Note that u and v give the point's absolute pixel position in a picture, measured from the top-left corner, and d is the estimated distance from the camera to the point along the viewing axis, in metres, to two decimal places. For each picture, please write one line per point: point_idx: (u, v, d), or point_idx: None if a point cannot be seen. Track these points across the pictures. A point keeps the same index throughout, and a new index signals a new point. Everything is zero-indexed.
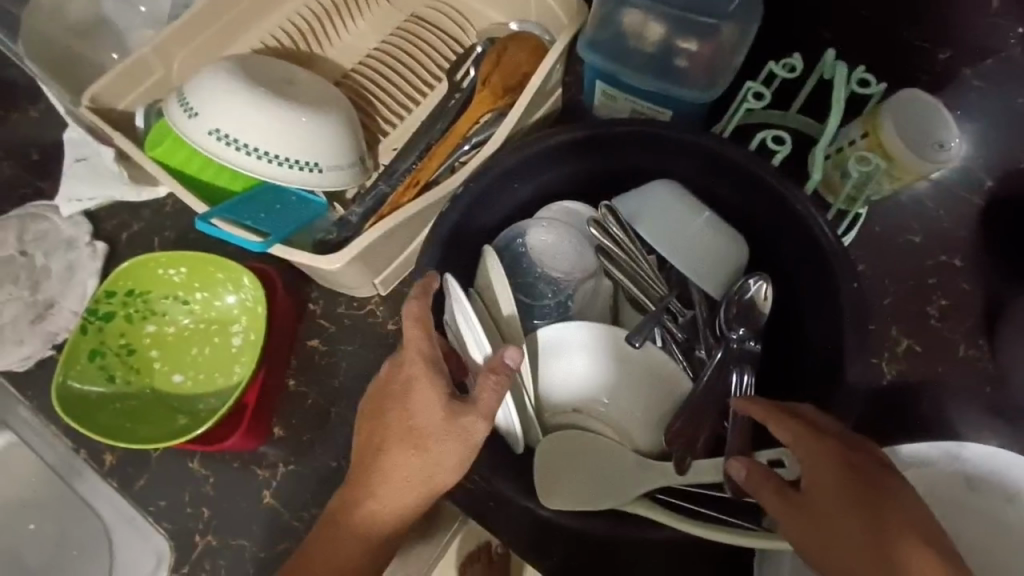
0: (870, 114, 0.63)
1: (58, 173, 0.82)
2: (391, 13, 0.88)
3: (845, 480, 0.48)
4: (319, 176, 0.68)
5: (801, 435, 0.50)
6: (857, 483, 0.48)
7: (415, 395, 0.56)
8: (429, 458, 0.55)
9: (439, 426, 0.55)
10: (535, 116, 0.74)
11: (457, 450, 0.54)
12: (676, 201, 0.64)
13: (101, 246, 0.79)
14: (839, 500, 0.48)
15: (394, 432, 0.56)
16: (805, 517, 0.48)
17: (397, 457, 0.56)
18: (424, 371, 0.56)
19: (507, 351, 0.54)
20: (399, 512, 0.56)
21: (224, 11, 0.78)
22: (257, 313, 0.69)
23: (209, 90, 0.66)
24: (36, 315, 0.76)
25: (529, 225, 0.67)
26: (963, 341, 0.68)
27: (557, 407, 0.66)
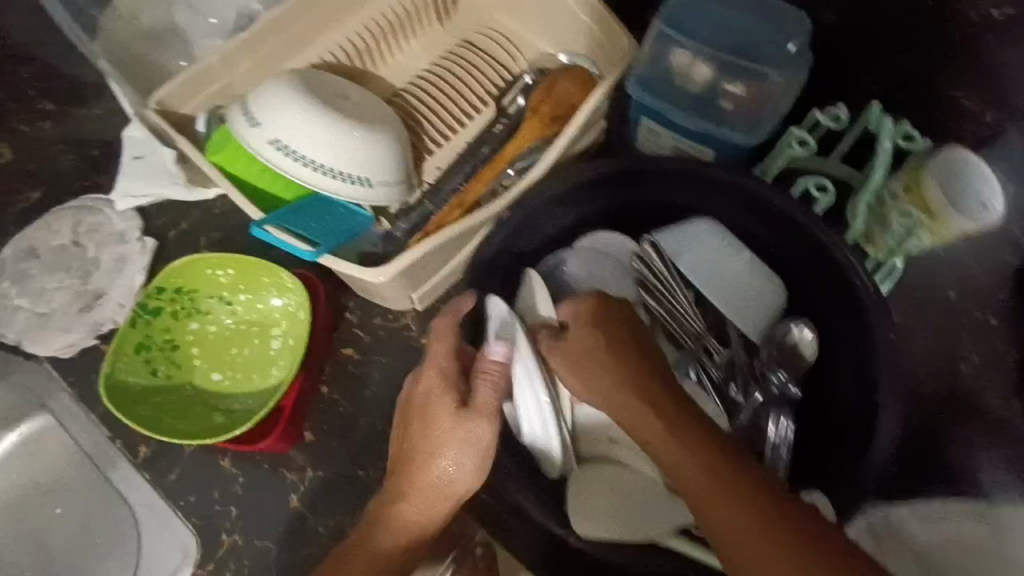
0: (915, 169, 0.64)
1: (113, 168, 0.85)
2: (443, 37, 0.91)
3: (619, 361, 0.58)
4: (369, 190, 0.70)
5: (592, 320, 0.60)
6: (588, 362, 0.58)
7: (434, 409, 0.61)
8: (449, 466, 0.60)
9: (454, 433, 0.60)
10: (580, 146, 0.76)
11: (472, 452, 0.59)
12: (719, 243, 0.67)
13: (151, 242, 0.82)
14: (606, 379, 0.57)
15: (417, 439, 0.61)
16: (601, 384, 0.57)
17: (422, 468, 0.61)
18: (441, 383, 0.61)
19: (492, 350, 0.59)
20: (429, 511, 0.61)
21: (289, 26, 0.81)
22: (297, 317, 0.72)
23: (271, 102, 0.69)
24: (84, 305, 0.79)
25: (571, 249, 0.69)
26: (994, 400, 0.68)
27: (593, 438, 0.65)
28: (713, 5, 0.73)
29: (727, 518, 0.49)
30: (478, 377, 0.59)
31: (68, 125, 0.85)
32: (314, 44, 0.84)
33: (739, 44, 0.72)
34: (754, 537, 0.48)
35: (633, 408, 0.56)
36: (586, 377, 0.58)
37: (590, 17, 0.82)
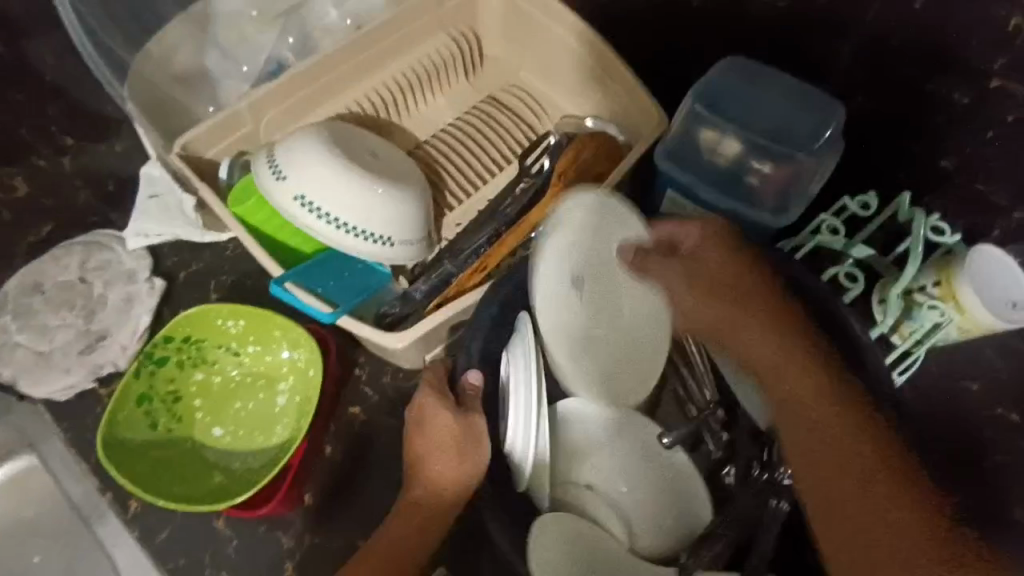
0: (944, 263, 0.65)
1: (129, 205, 0.83)
2: (468, 92, 0.92)
3: (735, 291, 0.63)
4: (389, 249, 0.69)
5: (716, 248, 0.64)
6: (703, 284, 0.64)
7: (425, 421, 0.62)
8: (440, 477, 0.61)
9: (448, 429, 0.60)
10: None
11: (460, 456, 0.60)
12: None
13: (160, 283, 0.80)
14: (722, 301, 0.63)
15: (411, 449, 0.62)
16: (715, 306, 0.64)
17: (417, 487, 0.62)
18: (431, 393, 0.62)
19: (470, 371, 0.61)
20: (436, 506, 0.61)
21: (319, 76, 0.81)
22: (306, 375, 0.70)
23: (300, 156, 0.68)
24: (85, 345, 0.76)
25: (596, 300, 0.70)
26: (1016, 501, 0.66)
27: (570, 484, 0.67)
28: (749, 82, 0.72)
29: (808, 444, 0.56)
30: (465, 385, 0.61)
31: (87, 160, 0.84)
32: (342, 95, 0.84)
33: (774, 123, 0.71)
34: (824, 473, 0.54)
35: (759, 336, 0.61)
36: (699, 294, 0.64)
37: (619, 87, 0.83)
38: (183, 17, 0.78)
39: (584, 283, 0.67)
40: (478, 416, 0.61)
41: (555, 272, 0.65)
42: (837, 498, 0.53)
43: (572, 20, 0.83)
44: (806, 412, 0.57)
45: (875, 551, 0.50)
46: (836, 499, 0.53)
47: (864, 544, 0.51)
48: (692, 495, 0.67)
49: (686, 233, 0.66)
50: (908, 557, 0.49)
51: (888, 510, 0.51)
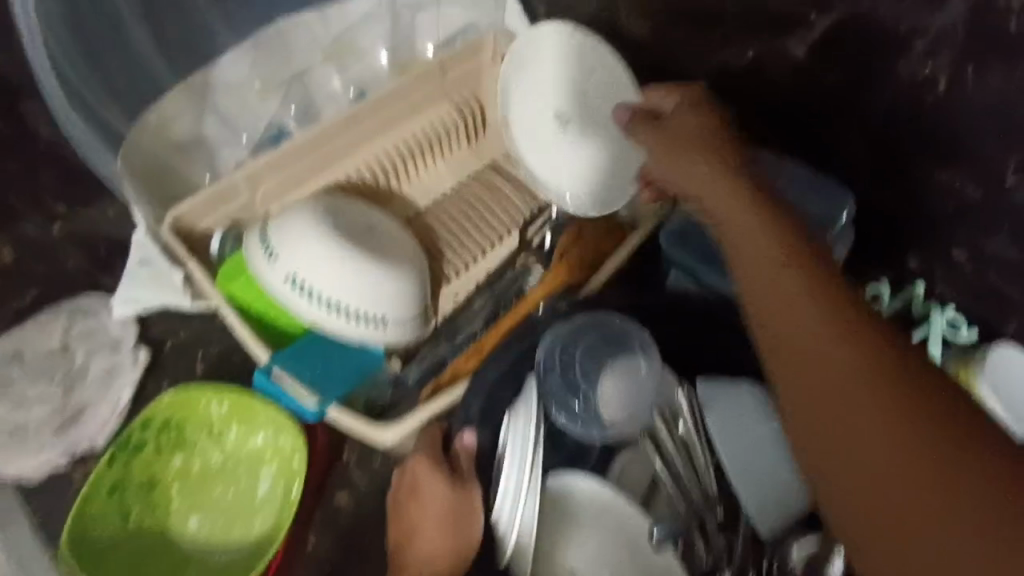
0: (962, 359, 0.69)
1: (118, 271, 0.81)
2: (470, 159, 0.90)
3: (705, 151, 0.63)
4: (383, 330, 0.67)
5: (691, 119, 0.66)
6: (676, 147, 0.64)
7: (419, 487, 0.63)
8: (431, 553, 0.60)
9: (443, 496, 0.61)
10: (599, 281, 0.73)
11: (455, 526, 0.61)
12: (756, 415, 0.64)
13: (145, 354, 0.77)
14: (697, 166, 0.62)
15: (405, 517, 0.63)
16: (688, 169, 0.63)
17: (408, 560, 0.61)
18: (425, 459, 0.63)
19: (464, 433, 0.63)
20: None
21: (319, 146, 0.80)
22: (290, 463, 0.66)
23: (293, 233, 0.66)
24: (63, 421, 0.73)
25: (597, 376, 0.67)
26: None
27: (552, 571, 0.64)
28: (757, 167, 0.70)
29: (789, 338, 0.51)
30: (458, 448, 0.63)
31: (78, 224, 0.82)
32: (340, 163, 0.82)
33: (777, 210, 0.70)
34: (807, 366, 0.50)
35: (756, 237, 0.56)
36: (676, 157, 0.64)
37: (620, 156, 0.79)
38: (180, 85, 0.75)
39: (567, 124, 0.78)
40: (473, 482, 0.62)
41: (534, 97, 0.79)
42: (831, 393, 0.49)
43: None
44: (787, 316, 0.52)
45: (873, 447, 0.47)
46: (826, 400, 0.49)
47: (860, 439, 0.47)
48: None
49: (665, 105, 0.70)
50: (916, 447, 0.46)
51: (924, 434, 0.46)
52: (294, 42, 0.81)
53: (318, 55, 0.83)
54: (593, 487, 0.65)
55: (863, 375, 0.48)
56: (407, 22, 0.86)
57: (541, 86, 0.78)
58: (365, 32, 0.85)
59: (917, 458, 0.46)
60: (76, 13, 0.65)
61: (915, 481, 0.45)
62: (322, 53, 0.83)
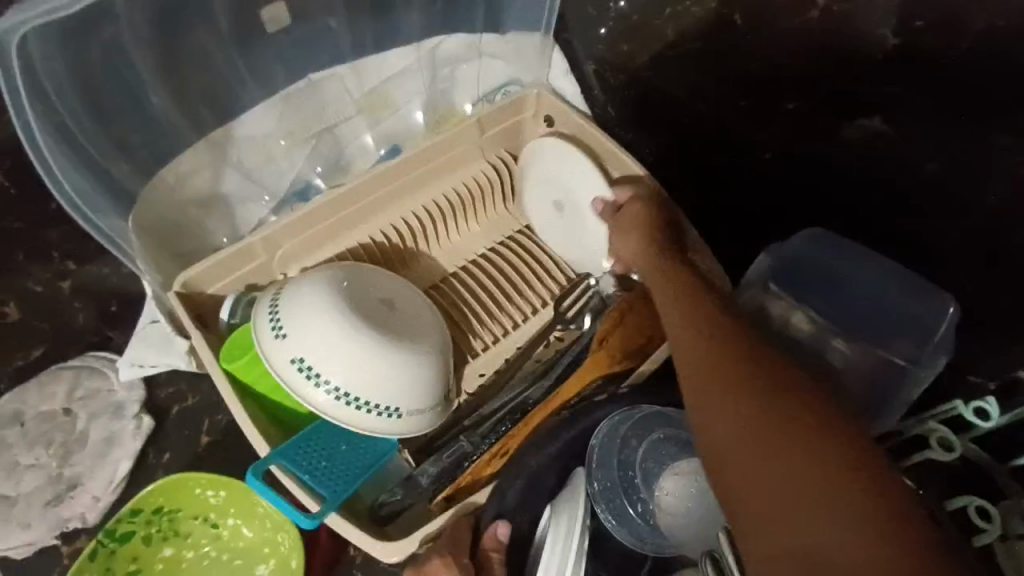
0: None
1: (130, 329, 0.77)
2: (505, 220, 0.84)
3: (655, 224, 0.65)
4: (396, 421, 0.60)
5: (646, 191, 0.69)
6: (629, 222, 0.66)
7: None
8: None
9: None
10: (642, 372, 0.62)
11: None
12: None
13: (147, 422, 0.72)
14: (642, 233, 0.64)
15: None
16: (637, 239, 0.64)
17: None
18: (445, 563, 0.52)
19: (499, 526, 0.53)
20: None
21: (346, 206, 0.74)
22: (287, 564, 0.59)
23: (303, 309, 0.60)
24: (54, 495, 0.68)
25: (659, 480, 0.57)
26: None
27: None
28: (834, 259, 0.62)
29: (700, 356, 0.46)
30: (486, 546, 0.53)
31: (93, 278, 0.78)
32: (366, 223, 0.77)
33: (864, 306, 0.61)
34: (716, 378, 0.44)
35: (670, 281, 0.56)
36: (624, 232, 0.66)
37: None
38: (200, 142, 0.70)
39: (563, 211, 0.78)
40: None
41: (531, 197, 0.81)
42: (728, 396, 0.42)
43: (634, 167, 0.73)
44: (701, 340, 0.47)
45: (782, 458, 0.39)
46: (730, 417, 0.42)
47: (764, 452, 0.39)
48: None
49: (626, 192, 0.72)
50: (820, 462, 0.38)
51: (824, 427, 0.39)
52: (324, 94, 0.76)
53: (351, 108, 0.78)
54: None
55: (770, 388, 0.42)
56: (446, 76, 0.81)
57: (540, 168, 0.78)
58: (400, 85, 0.79)
59: (822, 478, 0.37)
60: (83, 71, 0.58)
61: (819, 503, 0.37)
62: (355, 106, 0.78)
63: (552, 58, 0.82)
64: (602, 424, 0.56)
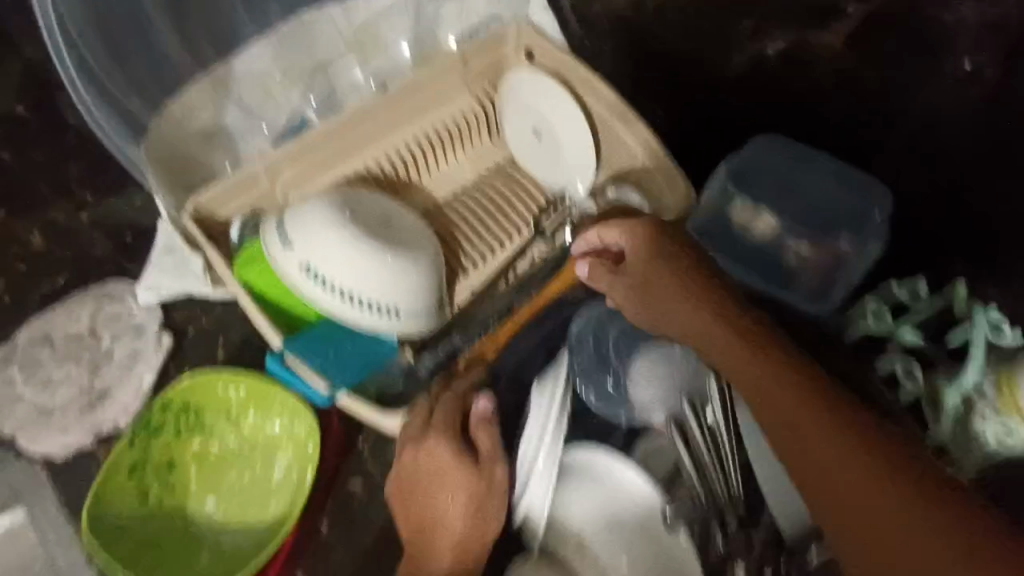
0: (1007, 368, 0.57)
1: (144, 258, 0.82)
2: (490, 151, 0.88)
3: (666, 277, 0.60)
4: (397, 320, 0.67)
5: (642, 236, 0.61)
6: (644, 279, 0.60)
7: (423, 465, 0.60)
8: (455, 531, 0.57)
9: (463, 478, 0.58)
10: None
11: (482, 515, 0.58)
12: None
13: (168, 340, 0.78)
14: (665, 287, 0.60)
15: (418, 491, 0.60)
16: (661, 299, 0.60)
17: (430, 540, 0.58)
18: (443, 439, 0.59)
19: (481, 400, 0.60)
20: (455, 562, 0.56)
21: (341, 136, 0.79)
22: (304, 449, 0.67)
23: (306, 222, 0.66)
24: (87, 403, 0.75)
25: (631, 359, 0.66)
26: None
27: (561, 538, 0.59)
28: (788, 162, 0.69)
29: (835, 469, 0.49)
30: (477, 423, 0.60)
31: (107, 212, 0.84)
32: (359, 154, 0.82)
33: (806, 206, 0.70)
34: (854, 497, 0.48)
35: (740, 365, 0.55)
36: (639, 300, 0.61)
37: (647, 157, 0.79)
38: (204, 79, 0.77)
39: (542, 138, 0.83)
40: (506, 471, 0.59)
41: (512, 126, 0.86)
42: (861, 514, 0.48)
43: (609, 97, 0.79)
44: (819, 437, 0.50)
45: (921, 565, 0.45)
46: (880, 521, 0.47)
47: (925, 551, 0.46)
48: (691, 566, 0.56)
49: (611, 234, 0.63)
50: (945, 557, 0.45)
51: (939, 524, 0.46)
52: (316, 31, 0.81)
53: (341, 46, 0.83)
54: (601, 457, 0.59)
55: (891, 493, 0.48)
56: (431, 13, 0.85)
57: (515, 101, 0.84)
58: (389, 22, 0.84)
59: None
60: None
61: None
62: (345, 44, 0.83)
63: None
64: (576, 316, 0.68)
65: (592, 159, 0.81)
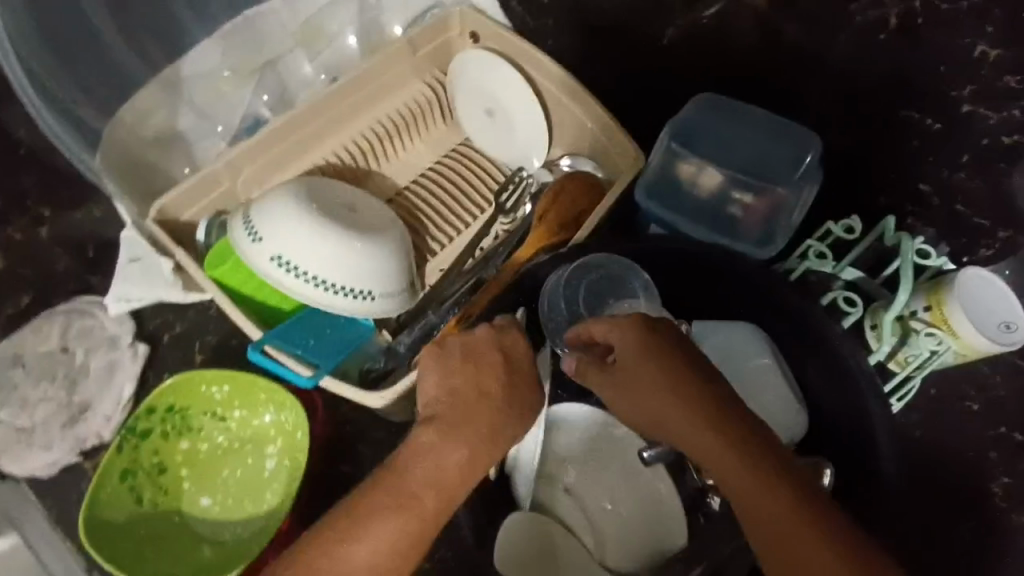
0: (933, 287, 0.63)
1: (109, 270, 0.82)
2: (445, 134, 0.90)
3: (657, 382, 0.54)
4: (370, 303, 0.69)
5: (632, 339, 0.56)
6: (628, 383, 0.55)
7: (477, 351, 0.56)
8: (497, 422, 0.54)
9: (525, 386, 0.56)
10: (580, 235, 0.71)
11: (506, 435, 0.54)
12: (750, 347, 0.64)
13: (144, 348, 0.79)
14: (655, 394, 0.54)
15: (467, 381, 0.55)
16: (651, 405, 0.54)
17: (467, 426, 0.53)
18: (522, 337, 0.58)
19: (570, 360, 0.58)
20: (482, 462, 0.53)
21: (300, 129, 0.81)
22: (294, 438, 0.68)
23: (273, 214, 0.68)
24: (67, 419, 0.75)
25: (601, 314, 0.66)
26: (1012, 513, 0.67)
27: (546, 488, 0.63)
28: (727, 117, 0.73)
29: None
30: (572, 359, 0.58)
31: (67, 227, 0.83)
32: (319, 146, 0.83)
33: (752, 157, 0.73)
34: None
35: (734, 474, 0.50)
36: (628, 402, 0.55)
37: (596, 125, 0.80)
38: (153, 81, 0.77)
39: (495, 116, 0.85)
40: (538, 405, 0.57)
41: (465, 106, 0.88)
42: None
43: (558, 73, 0.81)
44: (763, 493, 0.48)
45: None
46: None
47: None
48: (665, 497, 0.62)
49: (599, 328, 0.57)
50: None
51: None
52: (262, 27, 0.82)
53: (289, 40, 0.84)
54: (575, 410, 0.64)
55: None
56: (374, 5, 0.87)
57: (466, 83, 0.86)
58: (333, 15, 0.85)
59: None
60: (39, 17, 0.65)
61: None
62: (293, 38, 0.84)
63: None
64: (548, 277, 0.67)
65: (546, 133, 0.84)
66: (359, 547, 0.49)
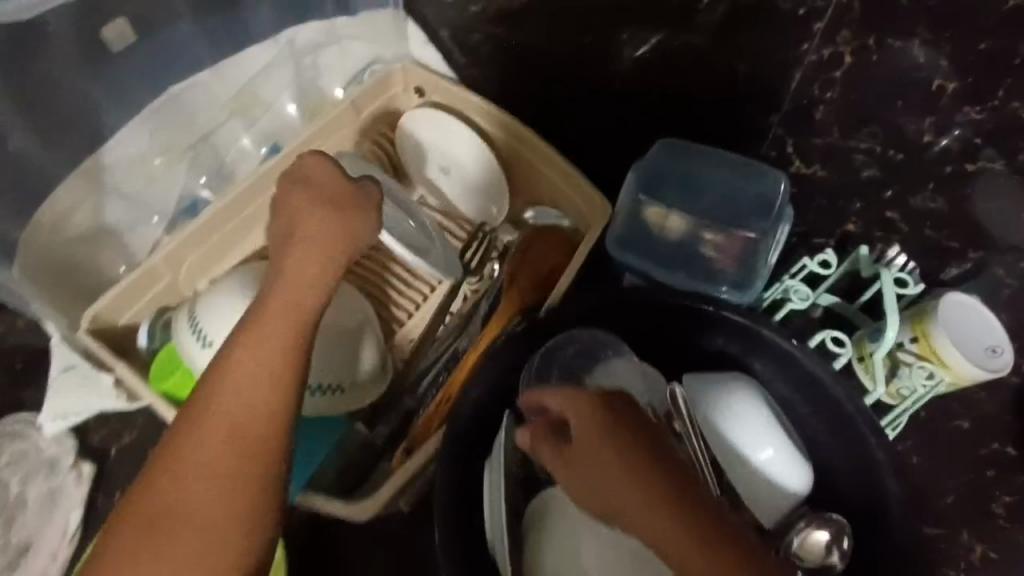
0: (917, 317, 0.62)
1: (41, 383, 0.74)
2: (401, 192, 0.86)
3: (618, 466, 0.47)
4: (341, 396, 0.65)
5: (587, 412, 0.49)
6: (587, 466, 0.48)
7: (283, 199, 0.57)
8: (317, 234, 0.55)
9: (337, 195, 0.56)
10: (552, 299, 0.68)
11: (327, 257, 0.54)
12: (748, 405, 0.61)
13: (88, 469, 0.72)
14: (613, 480, 0.47)
15: (280, 228, 0.56)
16: (608, 491, 0.48)
17: (285, 258, 0.54)
18: (320, 159, 0.58)
19: (524, 431, 0.51)
20: (311, 280, 0.53)
21: (241, 209, 0.74)
22: None
23: (220, 313, 0.62)
24: (6, 563, 0.69)
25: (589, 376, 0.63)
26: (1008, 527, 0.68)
27: None
28: (687, 159, 0.72)
29: None
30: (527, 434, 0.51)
31: None
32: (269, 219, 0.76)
33: (717, 197, 0.71)
34: None
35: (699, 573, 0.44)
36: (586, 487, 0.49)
37: (556, 175, 0.77)
38: (74, 175, 0.69)
39: (450, 173, 0.82)
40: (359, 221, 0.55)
41: (416, 165, 0.83)
42: None
43: (509, 123, 0.78)
44: None
45: None
46: None
47: None
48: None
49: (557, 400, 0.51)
50: None
51: None
52: (192, 103, 0.74)
53: (222, 112, 0.77)
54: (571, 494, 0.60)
55: None
56: (310, 65, 0.81)
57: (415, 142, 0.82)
58: (268, 81, 0.78)
59: None
60: None
61: None
62: (226, 110, 0.77)
63: (407, 30, 0.82)
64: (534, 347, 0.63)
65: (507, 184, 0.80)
66: (213, 401, 0.49)
